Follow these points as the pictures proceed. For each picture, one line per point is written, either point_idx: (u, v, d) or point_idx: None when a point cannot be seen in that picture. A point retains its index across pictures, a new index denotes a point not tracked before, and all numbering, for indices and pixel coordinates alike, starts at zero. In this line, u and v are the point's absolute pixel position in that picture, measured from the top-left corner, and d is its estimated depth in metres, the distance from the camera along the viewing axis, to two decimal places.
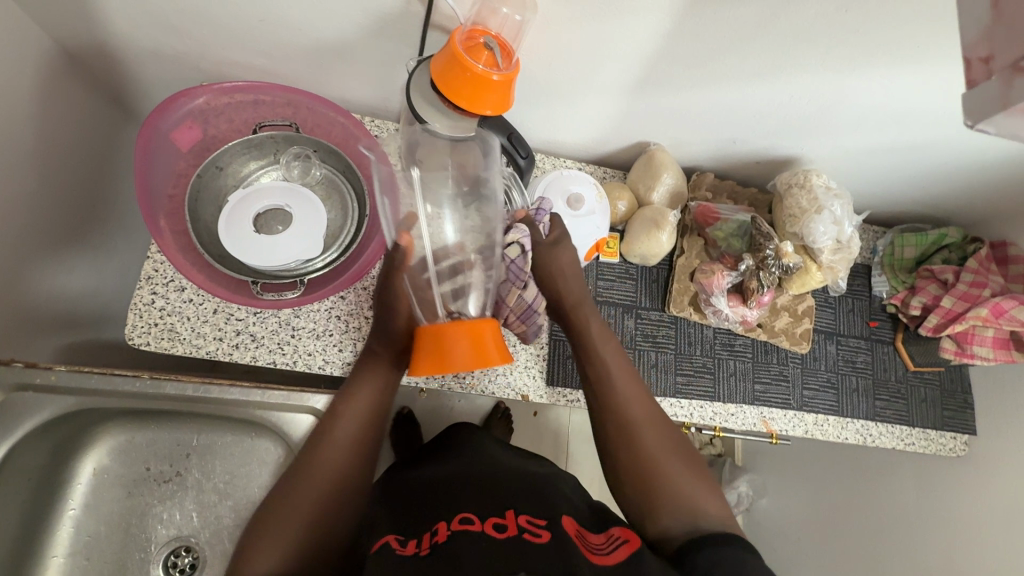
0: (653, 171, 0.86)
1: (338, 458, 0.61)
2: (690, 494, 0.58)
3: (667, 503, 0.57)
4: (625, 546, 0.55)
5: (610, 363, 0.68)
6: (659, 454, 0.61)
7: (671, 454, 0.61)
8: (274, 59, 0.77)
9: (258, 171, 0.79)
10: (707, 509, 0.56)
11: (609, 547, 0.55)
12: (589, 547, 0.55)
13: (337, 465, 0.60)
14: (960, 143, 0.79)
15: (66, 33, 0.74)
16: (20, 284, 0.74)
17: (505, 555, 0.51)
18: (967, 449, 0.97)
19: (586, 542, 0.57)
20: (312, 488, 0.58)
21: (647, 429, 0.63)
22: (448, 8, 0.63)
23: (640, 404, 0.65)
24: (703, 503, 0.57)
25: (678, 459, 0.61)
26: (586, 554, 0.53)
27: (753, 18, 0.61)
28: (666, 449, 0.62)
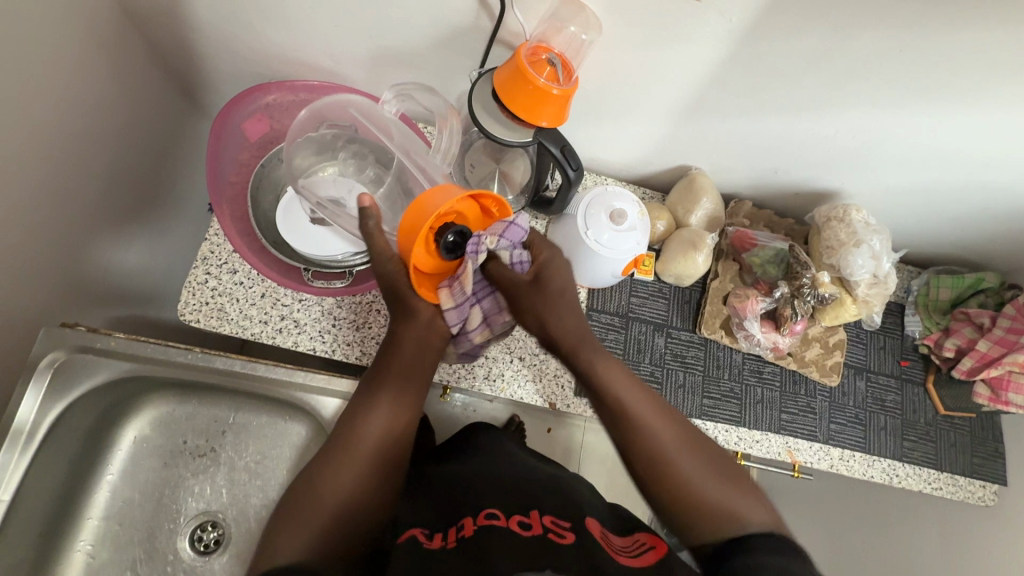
0: (693, 195, 0.88)
1: (352, 476, 0.58)
2: (736, 504, 0.54)
3: (711, 524, 0.53)
4: (652, 552, 0.55)
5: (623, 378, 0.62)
6: (697, 474, 0.57)
7: (706, 465, 0.57)
8: (341, 63, 0.82)
9: (317, 166, 0.79)
10: (751, 518, 0.53)
11: (635, 552, 0.56)
12: (615, 548, 0.56)
13: (352, 487, 0.58)
14: (1004, 188, 0.80)
15: (154, 28, 0.80)
16: (85, 254, 0.79)
17: (533, 553, 0.50)
18: (996, 499, 0.94)
19: (611, 543, 0.57)
20: (327, 505, 0.57)
21: (677, 447, 0.58)
22: (515, 25, 0.67)
23: (664, 428, 0.59)
24: (745, 510, 0.54)
25: (717, 475, 0.57)
26: (612, 555, 0.54)
27: (811, 50, 0.63)
28: (702, 468, 0.57)
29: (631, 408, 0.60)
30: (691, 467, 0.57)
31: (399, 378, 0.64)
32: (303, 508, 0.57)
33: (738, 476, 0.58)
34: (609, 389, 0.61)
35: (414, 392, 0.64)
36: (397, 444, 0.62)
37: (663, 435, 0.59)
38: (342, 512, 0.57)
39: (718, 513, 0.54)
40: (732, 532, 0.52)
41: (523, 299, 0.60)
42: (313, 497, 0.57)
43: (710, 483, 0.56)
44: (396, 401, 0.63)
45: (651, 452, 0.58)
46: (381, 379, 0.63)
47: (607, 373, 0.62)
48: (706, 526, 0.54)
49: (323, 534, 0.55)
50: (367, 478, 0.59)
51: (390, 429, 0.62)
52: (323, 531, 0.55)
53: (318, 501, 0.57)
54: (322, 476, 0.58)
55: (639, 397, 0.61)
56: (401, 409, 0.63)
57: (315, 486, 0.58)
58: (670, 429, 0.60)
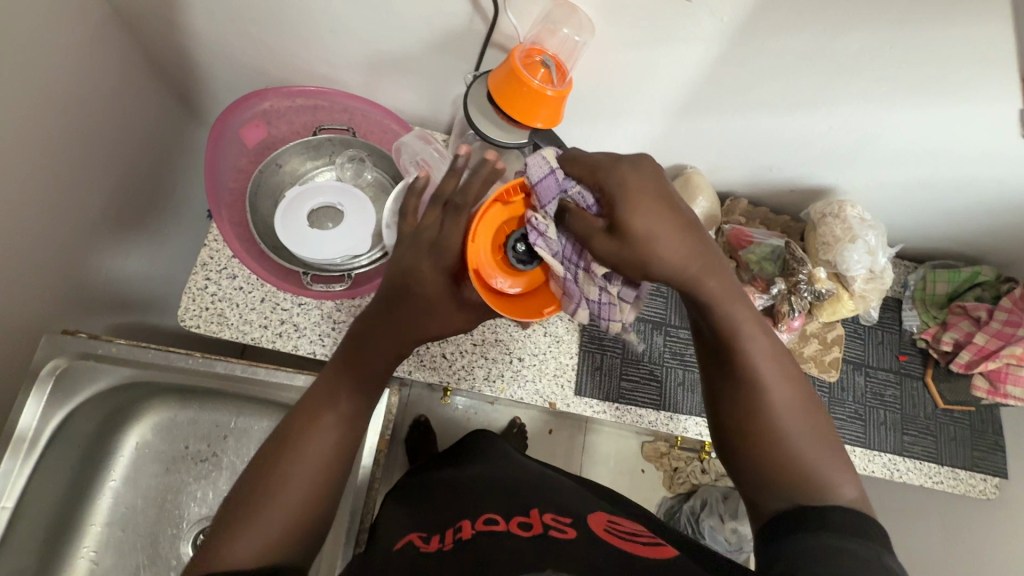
0: (689, 194, 0.88)
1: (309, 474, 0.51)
2: (833, 478, 0.44)
3: (791, 488, 0.44)
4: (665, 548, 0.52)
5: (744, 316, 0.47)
6: (793, 431, 0.45)
7: (812, 428, 0.46)
8: (337, 68, 0.82)
9: (313, 170, 0.84)
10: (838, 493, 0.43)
11: (649, 545, 0.52)
12: (631, 539, 0.53)
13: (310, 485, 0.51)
14: (999, 181, 0.80)
15: (152, 37, 0.81)
16: (85, 262, 0.79)
17: (532, 549, 0.50)
18: (998, 492, 0.94)
19: (616, 535, 0.54)
20: (281, 504, 0.49)
21: (784, 404, 0.46)
22: (509, 28, 0.68)
23: (776, 382, 0.47)
24: (839, 485, 0.44)
25: (820, 442, 0.46)
26: (620, 543, 0.51)
27: (802, 48, 0.63)
28: (805, 427, 0.46)
29: (743, 346, 0.47)
30: (794, 422, 0.46)
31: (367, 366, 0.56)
32: (255, 506, 0.49)
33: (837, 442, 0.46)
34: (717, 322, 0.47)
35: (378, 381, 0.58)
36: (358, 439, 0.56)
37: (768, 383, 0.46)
38: (297, 514, 0.50)
39: (803, 480, 0.44)
40: (809, 502, 0.43)
41: (608, 254, 0.47)
42: (266, 494, 0.50)
43: (804, 445, 0.45)
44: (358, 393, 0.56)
45: (746, 396, 0.47)
46: (348, 371, 0.56)
47: (725, 304, 0.47)
48: (784, 491, 0.44)
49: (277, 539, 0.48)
50: (325, 476, 0.52)
51: (350, 426, 0.55)
52: (268, 541, 0.48)
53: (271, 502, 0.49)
54: (274, 472, 0.51)
55: (751, 338, 0.47)
56: (364, 403, 0.56)
57: (263, 483, 0.50)
58: (780, 378, 0.47)
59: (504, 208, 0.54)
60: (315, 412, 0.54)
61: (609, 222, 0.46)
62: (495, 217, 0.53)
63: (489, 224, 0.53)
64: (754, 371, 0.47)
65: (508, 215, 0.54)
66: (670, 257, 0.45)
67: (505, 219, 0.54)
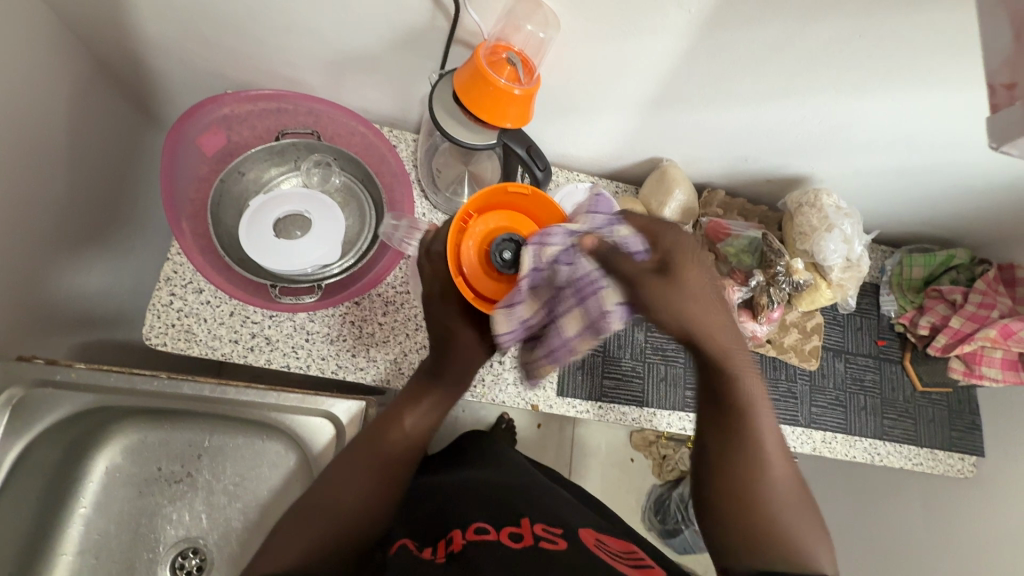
0: (666, 187, 0.87)
1: (369, 483, 0.59)
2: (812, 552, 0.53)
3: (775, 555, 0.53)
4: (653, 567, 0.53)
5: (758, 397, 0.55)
6: (777, 506, 0.54)
7: (795, 503, 0.55)
8: (298, 70, 0.79)
9: (278, 177, 0.82)
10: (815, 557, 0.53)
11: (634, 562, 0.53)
12: (613, 553, 0.54)
13: (364, 493, 0.58)
14: (971, 165, 0.80)
15: (99, 42, 0.77)
16: (43, 281, 0.76)
17: (525, 561, 0.49)
18: (974, 471, 0.96)
19: (609, 551, 0.54)
20: (341, 502, 0.57)
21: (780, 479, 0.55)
22: (473, 24, 0.65)
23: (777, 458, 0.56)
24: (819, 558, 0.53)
25: (802, 517, 0.55)
26: (607, 558, 0.52)
27: (771, 39, 0.62)
28: (792, 505, 0.55)
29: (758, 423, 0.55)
30: (785, 495, 0.55)
31: (433, 395, 0.65)
32: (313, 505, 0.56)
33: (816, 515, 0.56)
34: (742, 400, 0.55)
35: (441, 412, 0.66)
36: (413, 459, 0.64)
37: (756, 465, 0.55)
38: (349, 522, 0.56)
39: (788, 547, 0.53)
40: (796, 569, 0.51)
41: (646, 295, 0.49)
42: (332, 499, 0.57)
43: (789, 513, 0.54)
44: (422, 419, 0.64)
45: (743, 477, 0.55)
46: (416, 396, 0.65)
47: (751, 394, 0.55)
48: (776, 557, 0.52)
49: (329, 539, 0.54)
50: (381, 488, 0.60)
51: (416, 444, 0.64)
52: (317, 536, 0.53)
53: (334, 506, 0.56)
54: (340, 478, 0.59)
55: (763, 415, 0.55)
56: (428, 426, 0.65)
57: (330, 490, 0.58)
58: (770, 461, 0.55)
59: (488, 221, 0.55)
60: (384, 429, 0.63)
61: (663, 265, 0.48)
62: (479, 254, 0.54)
63: (470, 241, 0.54)
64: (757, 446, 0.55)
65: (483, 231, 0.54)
66: (710, 327, 0.50)
67: (484, 234, 0.54)
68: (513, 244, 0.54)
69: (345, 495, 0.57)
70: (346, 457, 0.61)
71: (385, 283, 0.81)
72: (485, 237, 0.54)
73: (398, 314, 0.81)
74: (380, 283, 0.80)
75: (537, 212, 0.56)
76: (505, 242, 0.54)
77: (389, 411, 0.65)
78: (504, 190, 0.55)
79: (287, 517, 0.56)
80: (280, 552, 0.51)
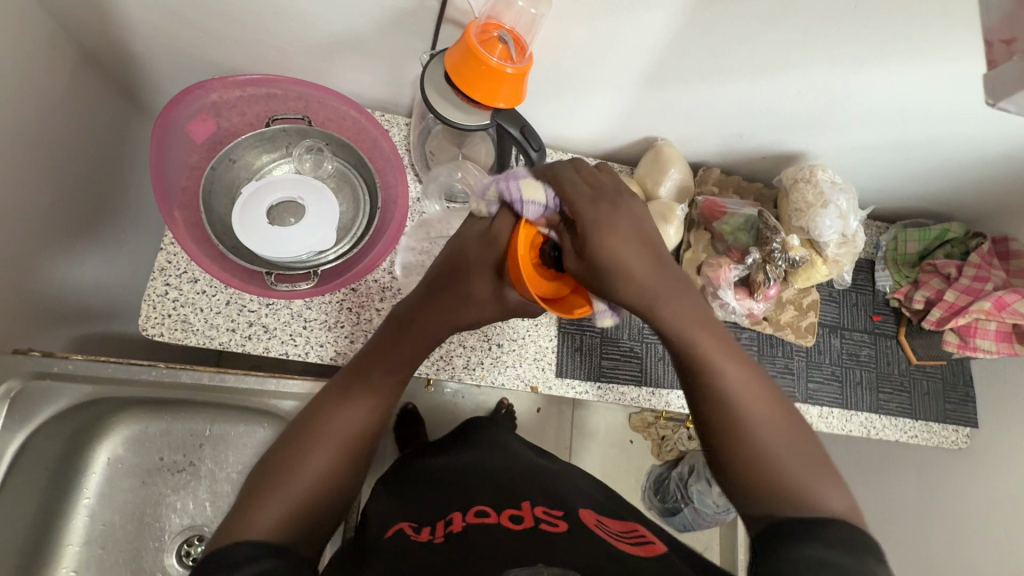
0: (661, 166, 0.87)
1: (337, 448, 0.54)
2: (818, 493, 0.48)
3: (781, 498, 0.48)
4: (653, 542, 0.54)
5: (717, 347, 0.54)
6: (776, 441, 0.50)
7: (805, 460, 0.50)
8: (287, 53, 0.78)
9: (270, 164, 0.81)
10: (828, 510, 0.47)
11: (637, 540, 0.54)
12: (614, 535, 0.54)
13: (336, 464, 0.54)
14: (965, 138, 0.80)
15: (81, 29, 0.75)
16: (37, 274, 0.75)
17: (523, 544, 0.49)
18: (968, 441, 0.96)
19: (606, 529, 0.55)
20: (310, 476, 0.52)
21: (779, 436, 0.51)
22: (463, 4, 0.64)
23: (769, 420, 0.51)
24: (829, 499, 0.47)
25: (810, 464, 0.50)
26: (609, 540, 0.52)
27: (766, 11, 0.62)
28: (794, 456, 0.50)
29: (734, 376, 0.53)
30: (792, 459, 0.50)
31: (395, 355, 0.60)
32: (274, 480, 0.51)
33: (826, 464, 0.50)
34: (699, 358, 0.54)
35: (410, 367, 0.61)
36: (383, 420, 0.59)
37: (762, 410, 0.52)
38: (321, 488, 0.52)
39: (787, 495, 0.48)
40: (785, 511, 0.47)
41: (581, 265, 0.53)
42: (295, 467, 0.52)
43: (796, 460, 0.50)
44: (391, 374, 0.59)
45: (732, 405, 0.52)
46: (379, 354, 0.60)
47: (696, 334, 0.54)
48: (764, 501, 0.49)
49: (302, 506, 0.50)
50: (355, 451, 0.56)
51: (383, 407, 0.59)
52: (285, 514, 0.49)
53: (299, 473, 0.52)
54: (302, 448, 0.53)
55: (733, 367, 0.53)
56: (394, 386, 0.60)
57: (293, 457, 0.53)
58: (766, 400, 0.53)
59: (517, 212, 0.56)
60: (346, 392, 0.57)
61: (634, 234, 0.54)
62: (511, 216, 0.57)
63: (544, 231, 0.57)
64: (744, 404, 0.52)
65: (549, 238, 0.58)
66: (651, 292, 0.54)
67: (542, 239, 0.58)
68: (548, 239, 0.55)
69: (309, 460, 0.53)
70: (305, 421, 0.56)
71: (381, 268, 0.81)
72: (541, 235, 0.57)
73: (393, 300, 0.81)
74: (376, 269, 0.80)
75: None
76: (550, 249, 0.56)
77: (348, 375, 0.59)
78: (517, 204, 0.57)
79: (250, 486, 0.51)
80: (245, 525, 0.47)
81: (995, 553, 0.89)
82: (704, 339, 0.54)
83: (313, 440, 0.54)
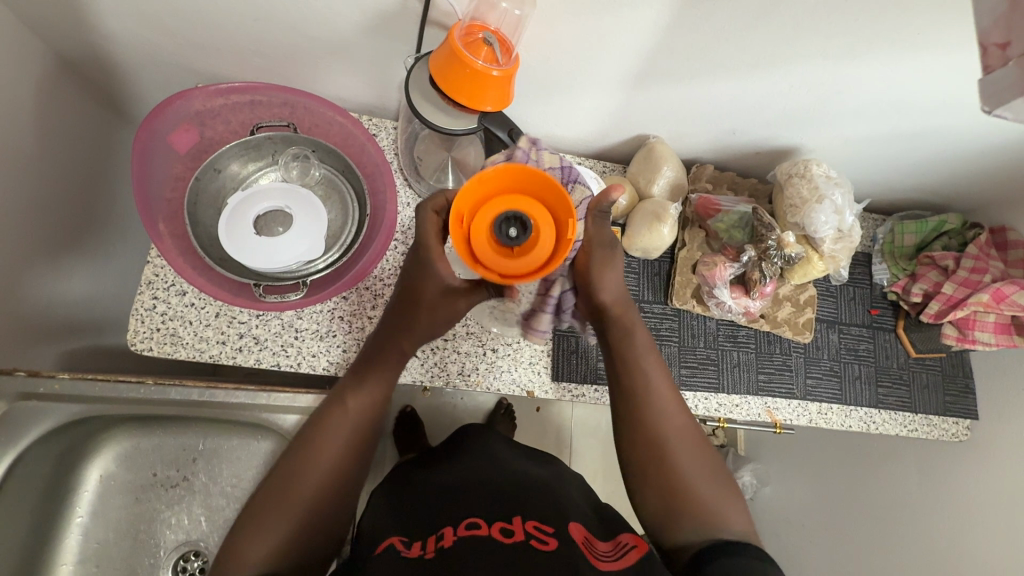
0: (653, 164, 0.86)
1: (329, 464, 0.55)
2: (723, 510, 0.55)
3: (692, 517, 0.55)
4: (635, 551, 0.54)
5: (654, 379, 0.61)
6: (690, 465, 0.57)
7: (710, 476, 0.57)
8: (269, 59, 0.76)
9: (256, 173, 0.79)
10: (733, 531, 0.54)
11: (617, 553, 0.54)
12: (597, 553, 0.53)
13: (326, 487, 0.54)
14: (961, 130, 0.79)
15: (58, 39, 0.73)
16: (23, 291, 0.74)
17: (510, 563, 0.48)
18: (969, 434, 0.98)
19: (592, 548, 0.54)
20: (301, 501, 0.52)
21: (690, 456, 0.58)
22: (446, 5, 0.63)
23: (688, 452, 0.58)
24: (729, 517, 0.55)
25: (712, 480, 0.57)
26: (591, 560, 0.51)
27: (755, 7, 0.60)
28: (703, 474, 0.57)
29: (660, 406, 0.60)
30: (703, 483, 0.57)
31: (381, 365, 0.60)
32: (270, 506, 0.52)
33: (731, 485, 0.58)
34: (635, 385, 0.60)
35: (389, 379, 0.61)
36: (375, 428, 0.59)
37: (678, 433, 0.59)
38: (315, 509, 0.53)
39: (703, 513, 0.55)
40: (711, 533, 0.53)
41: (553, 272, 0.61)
42: (289, 488, 0.53)
43: (706, 485, 0.57)
44: (370, 390, 0.59)
45: (651, 429, 0.59)
46: (361, 372, 0.60)
47: (644, 365, 0.61)
48: (689, 522, 0.55)
49: (297, 529, 0.52)
50: (342, 473, 0.56)
51: (367, 422, 0.58)
52: (278, 541, 0.51)
53: (294, 493, 0.53)
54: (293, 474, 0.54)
55: (665, 397, 0.60)
56: (377, 401, 0.60)
57: (286, 482, 0.53)
58: (681, 421, 0.60)
59: (485, 205, 0.49)
60: (332, 415, 0.58)
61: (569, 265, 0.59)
62: (466, 206, 0.49)
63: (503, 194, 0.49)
64: (661, 429, 0.59)
65: (527, 201, 0.49)
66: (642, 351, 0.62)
67: (523, 206, 0.49)
68: (514, 222, 0.48)
69: (302, 479, 0.53)
70: (297, 447, 0.56)
71: (373, 275, 0.80)
72: (497, 201, 0.48)
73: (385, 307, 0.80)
74: (367, 276, 0.79)
75: (549, 198, 0.49)
76: (508, 220, 0.48)
77: (334, 393, 0.60)
78: (488, 210, 0.48)
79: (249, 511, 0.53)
80: (240, 555, 0.49)
81: (994, 545, 0.89)
82: (660, 377, 0.61)
83: (302, 466, 0.54)
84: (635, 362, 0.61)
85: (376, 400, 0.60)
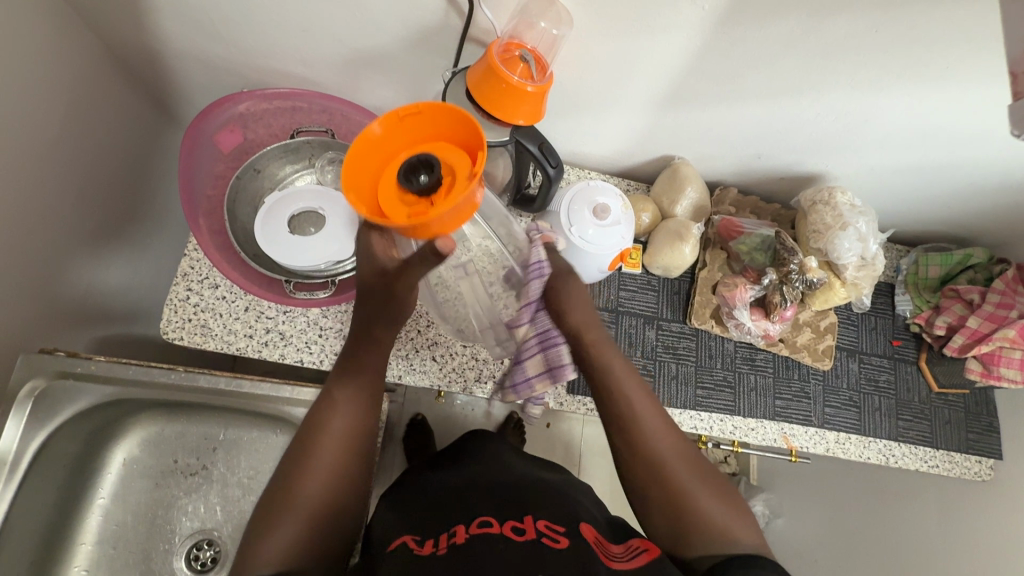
0: (677, 185, 0.87)
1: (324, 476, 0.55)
2: (727, 523, 0.54)
3: (701, 538, 0.53)
4: (645, 554, 0.53)
5: (636, 398, 0.61)
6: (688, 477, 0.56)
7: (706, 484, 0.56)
8: (312, 68, 0.80)
9: (293, 175, 0.83)
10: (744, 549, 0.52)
11: (629, 556, 0.53)
12: (610, 554, 0.53)
13: (322, 492, 0.54)
14: (989, 164, 0.79)
15: (118, 40, 0.78)
16: (67, 276, 0.77)
17: (521, 559, 0.49)
18: (993, 474, 0.95)
19: (605, 550, 0.54)
20: (297, 512, 0.52)
21: (683, 467, 0.57)
22: (486, 22, 0.66)
23: (679, 466, 0.57)
24: (734, 528, 0.54)
25: (711, 491, 0.56)
26: (604, 559, 0.52)
27: (785, 35, 0.62)
28: (703, 484, 0.56)
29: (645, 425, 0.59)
30: (703, 498, 0.55)
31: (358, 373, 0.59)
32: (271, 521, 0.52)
33: (734, 497, 0.57)
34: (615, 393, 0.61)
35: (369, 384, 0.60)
36: (363, 436, 0.59)
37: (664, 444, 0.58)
38: (316, 515, 0.53)
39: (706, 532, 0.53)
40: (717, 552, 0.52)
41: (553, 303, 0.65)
42: (286, 499, 0.53)
43: (707, 500, 0.55)
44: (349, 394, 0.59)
45: (648, 454, 0.57)
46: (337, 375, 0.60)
47: (621, 389, 0.61)
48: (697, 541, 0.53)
49: (305, 536, 0.52)
50: (337, 480, 0.55)
51: (353, 425, 0.58)
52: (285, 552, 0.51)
53: (291, 505, 0.53)
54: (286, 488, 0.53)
55: (647, 411, 0.60)
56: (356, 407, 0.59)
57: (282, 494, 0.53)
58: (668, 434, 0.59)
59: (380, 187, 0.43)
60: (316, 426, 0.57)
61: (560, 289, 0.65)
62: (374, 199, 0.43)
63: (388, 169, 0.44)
64: (648, 442, 0.58)
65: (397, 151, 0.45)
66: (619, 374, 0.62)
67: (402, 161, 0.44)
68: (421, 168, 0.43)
69: (298, 490, 0.53)
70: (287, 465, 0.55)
71: None
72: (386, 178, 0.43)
73: (431, 323, 0.82)
74: None
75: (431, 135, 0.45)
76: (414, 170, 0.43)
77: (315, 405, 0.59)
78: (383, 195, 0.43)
79: (253, 523, 0.53)
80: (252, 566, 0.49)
81: None
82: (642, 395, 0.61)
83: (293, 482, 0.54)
84: (617, 384, 0.61)
85: (353, 403, 0.58)
